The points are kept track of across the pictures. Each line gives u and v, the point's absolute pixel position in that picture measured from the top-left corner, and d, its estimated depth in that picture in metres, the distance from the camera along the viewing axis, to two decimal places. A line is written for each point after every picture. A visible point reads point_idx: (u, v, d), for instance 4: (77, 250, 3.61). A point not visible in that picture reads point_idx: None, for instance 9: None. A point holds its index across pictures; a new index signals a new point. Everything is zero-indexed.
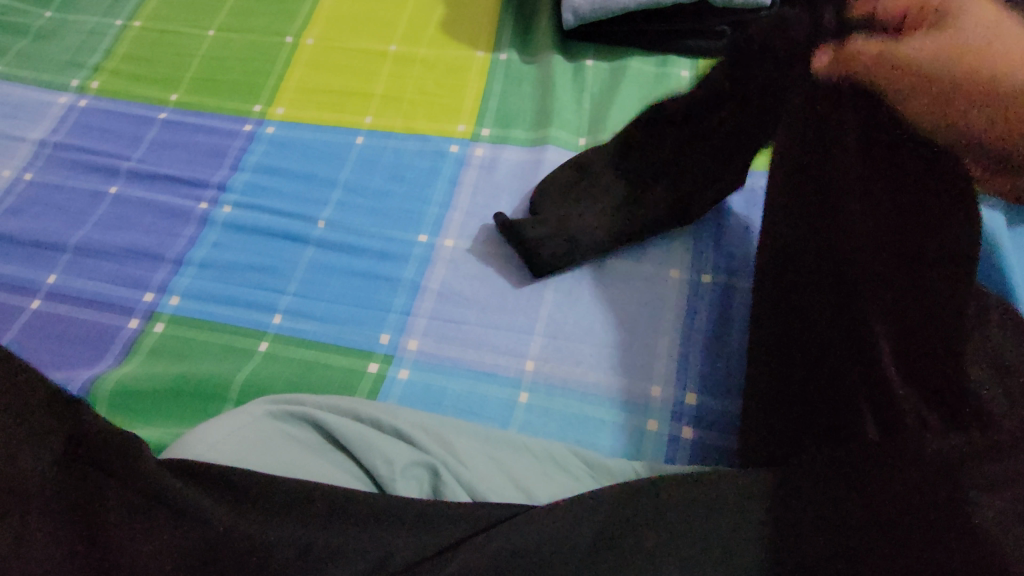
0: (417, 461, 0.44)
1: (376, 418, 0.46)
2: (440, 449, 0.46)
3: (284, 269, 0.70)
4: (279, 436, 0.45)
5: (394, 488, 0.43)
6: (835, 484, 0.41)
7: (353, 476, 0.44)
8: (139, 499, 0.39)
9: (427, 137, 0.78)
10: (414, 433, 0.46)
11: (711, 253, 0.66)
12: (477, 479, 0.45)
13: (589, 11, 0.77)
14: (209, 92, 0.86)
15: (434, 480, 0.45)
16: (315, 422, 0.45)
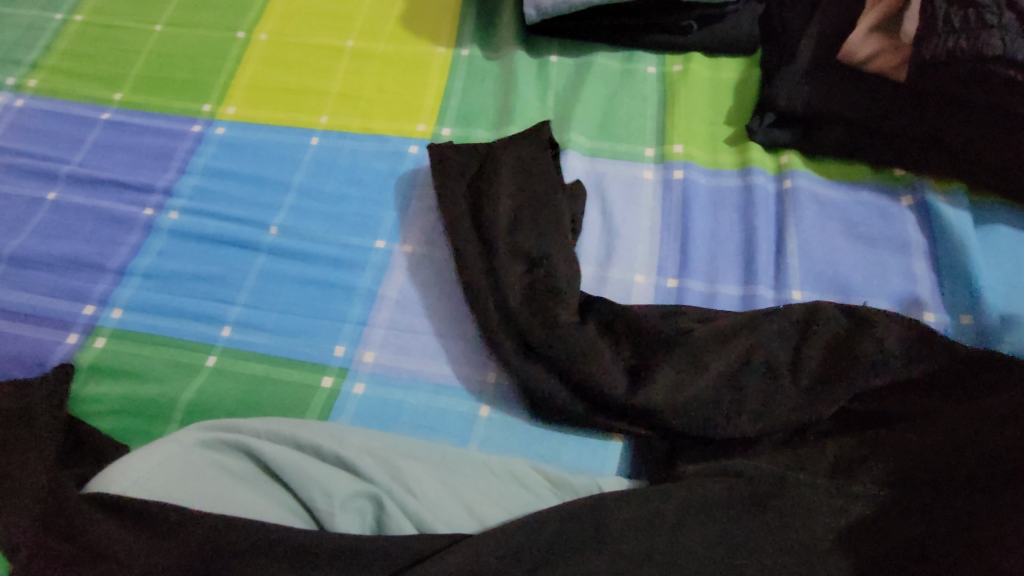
0: (359, 492, 0.42)
1: (318, 445, 0.43)
2: (385, 477, 0.43)
3: (233, 278, 0.67)
4: (211, 466, 0.42)
5: (333, 523, 0.40)
6: (772, 517, 0.44)
7: (290, 511, 0.41)
8: (76, 548, 0.38)
9: (385, 137, 0.75)
10: (357, 461, 0.43)
11: (677, 256, 0.64)
12: (426, 510, 0.42)
13: (551, 5, 0.74)
14: (156, 90, 0.81)
15: (378, 512, 0.42)
16: (249, 452, 0.42)
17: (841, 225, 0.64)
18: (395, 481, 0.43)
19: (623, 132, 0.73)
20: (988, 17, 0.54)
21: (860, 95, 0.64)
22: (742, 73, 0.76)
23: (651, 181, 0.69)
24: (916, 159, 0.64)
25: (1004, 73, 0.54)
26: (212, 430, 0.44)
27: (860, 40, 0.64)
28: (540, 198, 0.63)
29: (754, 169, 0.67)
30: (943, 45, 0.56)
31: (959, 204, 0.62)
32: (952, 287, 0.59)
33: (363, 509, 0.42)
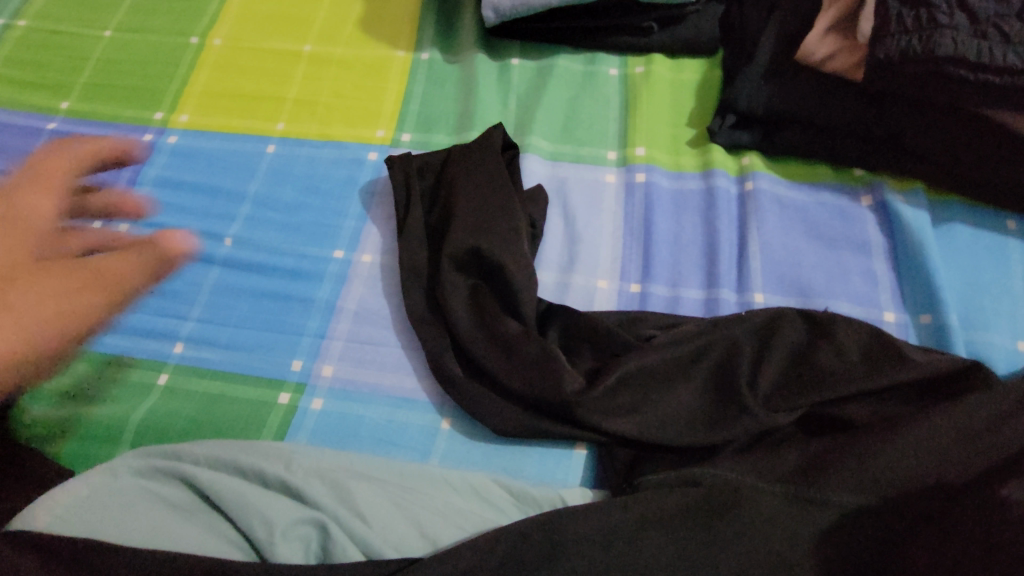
0: (302, 519, 0.41)
1: (261, 470, 0.43)
2: (331, 501, 0.43)
3: (186, 292, 0.65)
4: (143, 496, 0.41)
5: (274, 553, 0.40)
6: (734, 528, 0.43)
7: (230, 542, 0.40)
8: None
9: (344, 144, 0.73)
10: (303, 486, 0.43)
11: (640, 261, 0.63)
12: (373, 534, 0.42)
13: (509, 8, 0.73)
14: (106, 98, 0.79)
15: (323, 539, 0.42)
16: (186, 480, 0.42)
17: (802, 227, 0.63)
18: (343, 505, 0.43)
19: (586, 135, 0.72)
20: (939, 16, 0.54)
21: (818, 96, 0.64)
22: (704, 74, 0.75)
23: (614, 185, 0.68)
24: (873, 159, 0.64)
25: (957, 73, 0.54)
26: (148, 458, 0.43)
27: (816, 41, 0.64)
28: (494, 207, 0.61)
29: (716, 172, 0.67)
30: (897, 45, 0.55)
31: (917, 203, 0.63)
32: (912, 286, 0.59)
33: (308, 537, 0.42)
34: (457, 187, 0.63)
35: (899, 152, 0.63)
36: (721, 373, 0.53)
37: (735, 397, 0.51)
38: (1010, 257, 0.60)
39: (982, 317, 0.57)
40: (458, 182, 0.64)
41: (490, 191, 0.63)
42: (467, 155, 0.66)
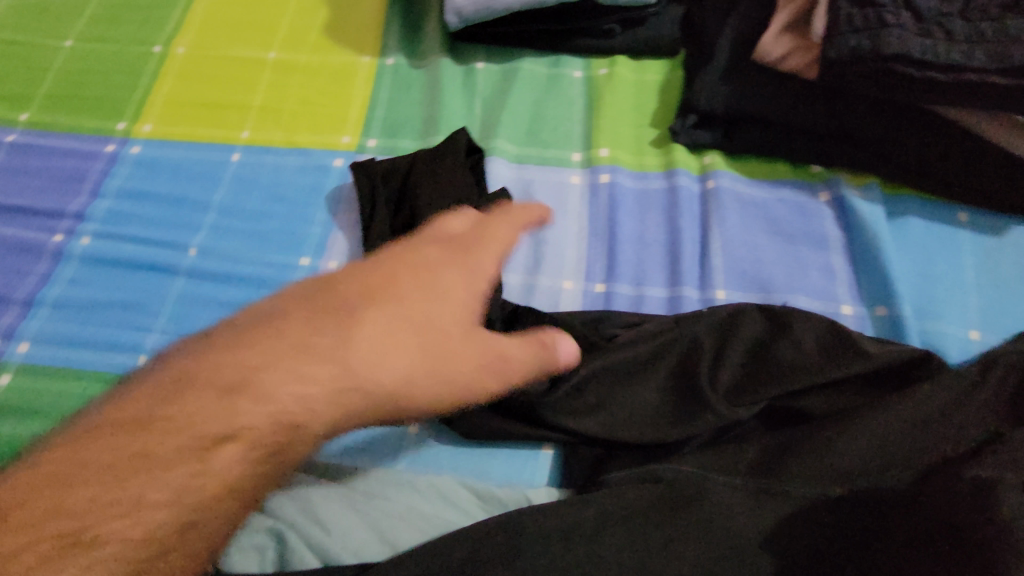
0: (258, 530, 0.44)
1: None
2: (294, 513, 0.45)
3: (150, 304, 0.64)
4: None
5: (231, 563, 0.43)
6: (695, 519, 0.43)
7: None
8: None
9: (309, 151, 0.73)
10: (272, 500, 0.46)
11: (605, 261, 0.64)
12: (331, 540, 0.44)
13: (472, 12, 0.74)
14: (66, 109, 0.78)
15: (280, 548, 0.44)
16: None
17: (763, 224, 0.65)
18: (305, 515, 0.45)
19: (550, 137, 0.73)
20: (886, 16, 0.55)
21: (775, 95, 0.66)
22: (666, 75, 0.76)
23: (578, 186, 0.69)
24: (830, 156, 0.66)
25: (904, 71, 0.55)
26: None
27: (771, 41, 0.65)
28: (454, 208, 0.62)
29: (678, 171, 0.68)
30: (847, 44, 0.56)
31: (872, 198, 0.64)
32: (868, 279, 0.60)
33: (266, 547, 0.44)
34: (419, 189, 0.63)
35: (854, 148, 0.65)
36: (681, 370, 0.54)
37: (695, 393, 0.52)
38: (961, 249, 0.61)
39: (935, 308, 0.58)
40: (419, 184, 0.64)
41: (453, 192, 0.63)
42: (430, 157, 0.66)
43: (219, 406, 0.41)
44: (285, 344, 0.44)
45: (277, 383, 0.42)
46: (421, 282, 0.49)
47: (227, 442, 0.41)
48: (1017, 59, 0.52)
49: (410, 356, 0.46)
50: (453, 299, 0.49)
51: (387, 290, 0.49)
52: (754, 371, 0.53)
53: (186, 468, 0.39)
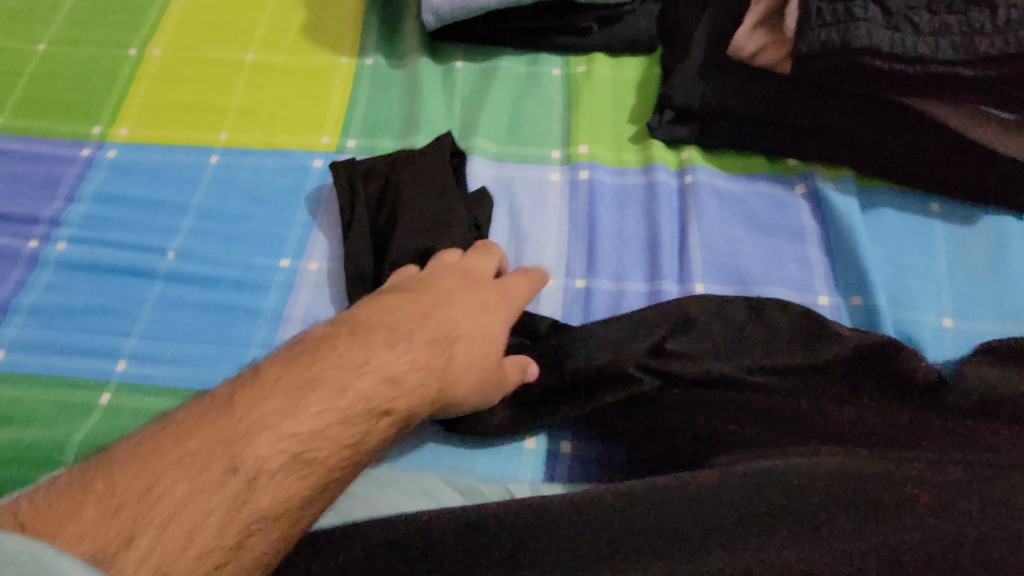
0: None
1: None
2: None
3: (128, 309, 0.63)
4: None
5: None
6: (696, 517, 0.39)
7: None
8: None
9: (288, 152, 0.73)
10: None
11: (584, 257, 0.64)
12: None
13: (449, 11, 0.74)
14: (40, 113, 0.77)
15: None
16: None
17: (740, 218, 0.65)
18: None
19: (530, 135, 0.73)
20: (855, 10, 0.56)
21: (749, 89, 0.66)
22: (644, 72, 0.77)
23: (558, 183, 0.69)
24: (804, 149, 0.67)
25: (873, 64, 0.56)
26: None
27: (746, 36, 0.65)
28: (439, 207, 0.62)
29: (656, 166, 0.68)
30: (818, 38, 0.57)
31: (846, 190, 0.65)
32: (844, 270, 0.61)
33: None
34: (404, 185, 0.63)
35: (827, 141, 0.66)
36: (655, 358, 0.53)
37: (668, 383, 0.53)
38: (935, 240, 0.62)
39: (909, 296, 0.59)
40: (404, 180, 0.64)
41: (438, 191, 0.63)
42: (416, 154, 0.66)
43: (322, 396, 0.41)
44: (344, 367, 0.43)
45: (365, 373, 0.43)
46: (448, 315, 0.49)
47: (385, 418, 0.42)
48: (981, 50, 0.53)
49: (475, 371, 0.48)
50: (485, 327, 0.50)
51: (417, 323, 0.48)
52: (734, 355, 0.53)
53: (234, 497, 0.36)
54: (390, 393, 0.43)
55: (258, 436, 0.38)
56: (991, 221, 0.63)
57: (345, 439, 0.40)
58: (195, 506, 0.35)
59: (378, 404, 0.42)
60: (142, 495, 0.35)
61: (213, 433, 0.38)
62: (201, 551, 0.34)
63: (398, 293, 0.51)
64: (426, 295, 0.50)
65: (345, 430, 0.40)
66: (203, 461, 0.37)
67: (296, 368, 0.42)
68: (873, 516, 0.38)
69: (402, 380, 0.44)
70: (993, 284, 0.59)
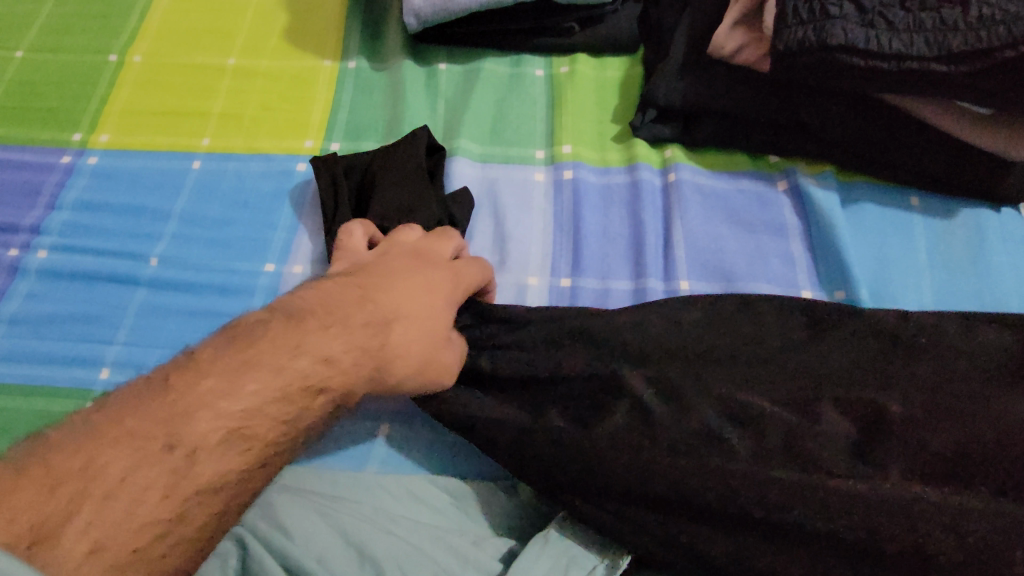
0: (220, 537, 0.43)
1: None
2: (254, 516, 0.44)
3: (111, 316, 0.63)
4: None
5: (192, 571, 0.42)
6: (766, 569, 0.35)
7: None
8: None
9: (271, 156, 0.73)
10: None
11: (570, 256, 0.65)
12: (295, 547, 0.42)
13: (431, 13, 0.74)
14: (19, 121, 0.76)
15: (241, 557, 0.42)
16: None
17: (723, 215, 0.66)
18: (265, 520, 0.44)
19: (514, 136, 0.73)
20: (830, 8, 0.57)
21: (729, 88, 0.67)
22: (626, 72, 0.77)
23: (542, 183, 0.69)
24: (784, 146, 0.67)
25: (850, 61, 0.57)
26: None
27: (725, 35, 0.66)
28: (409, 199, 0.62)
29: (639, 165, 0.69)
30: (794, 36, 0.58)
31: (827, 185, 0.66)
32: (826, 265, 0.62)
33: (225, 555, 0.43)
34: (378, 174, 0.64)
35: (806, 139, 0.67)
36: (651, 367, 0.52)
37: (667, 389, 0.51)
38: (914, 233, 0.63)
39: (891, 290, 0.60)
40: (379, 170, 0.64)
41: (411, 185, 0.63)
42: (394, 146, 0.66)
43: (258, 374, 0.42)
44: (280, 348, 0.44)
45: (300, 357, 0.44)
46: (384, 298, 0.50)
47: (320, 396, 0.44)
48: (955, 46, 0.54)
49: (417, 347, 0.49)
50: (423, 307, 0.51)
51: (351, 306, 0.48)
52: (711, 341, 0.53)
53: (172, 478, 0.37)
54: (327, 372, 0.45)
55: (198, 417, 0.40)
56: (970, 213, 0.64)
57: (280, 414, 0.42)
58: (138, 478, 0.37)
59: (315, 382, 0.44)
60: (78, 472, 0.36)
61: (154, 412, 0.39)
62: (139, 525, 0.36)
63: (345, 275, 0.52)
64: (368, 278, 0.51)
65: (280, 406, 0.42)
66: (142, 436, 0.38)
67: (233, 350, 0.43)
68: (896, 507, 0.41)
69: (336, 360, 0.45)
70: (972, 274, 0.60)
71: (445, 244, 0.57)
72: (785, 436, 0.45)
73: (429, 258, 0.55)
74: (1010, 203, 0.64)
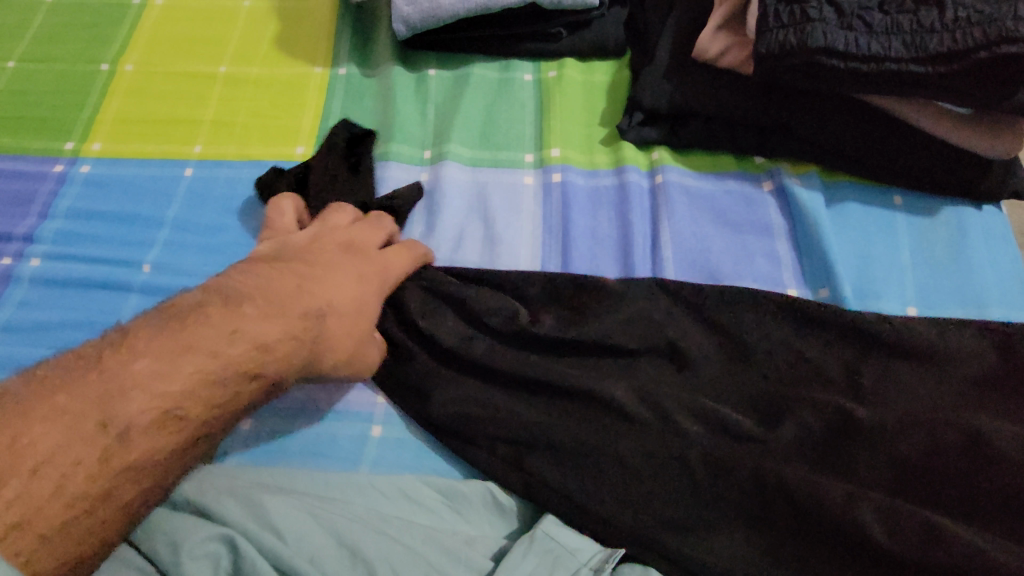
0: (210, 536, 0.43)
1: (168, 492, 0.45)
2: (244, 517, 0.44)
3: (104, 324, 0.63)
4: None
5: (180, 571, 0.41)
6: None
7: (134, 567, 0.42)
8: None
9: (263, 162, 0.73)
10: (212, 507, 0.44)
11: (559, 257, 0.65)
12: (287, 547, 0.43)
13: (420, 20, 0.75)
14: (11, 130, 0.76)
15: (233, 555, 0.43)
16: None
17: (710, 215, 0.67)
18: (258, 522, 0.44)
19: (504, 140, 0.74)
20: (810, 11, 0.58)
21: (714, 90, 0.68)
22: (614, 75, 0.78)
23: (532, 186, 0.70)
24: (769, 147, 0.68)
25: (831, 64, 0.58)
26: None
27: (708, 39, 0.67)
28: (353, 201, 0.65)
29: (627, 168, 0.70)
30: (776, 39, 0.59)
31: (811, 185, 0.67)
32: (812, 263, 0.63)
33: (215, 554, 0.42)
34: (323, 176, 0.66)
35: (791, 140, 0.68)
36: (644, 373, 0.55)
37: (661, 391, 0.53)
38: (898, 230, 0.64)
39: (875, 287, 0.61)
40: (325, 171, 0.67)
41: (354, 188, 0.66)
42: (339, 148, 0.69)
43: (194, 358, 0.45)
44: (217, 334, 0.46)
45: (236, 342, 0.47)
46: (318, 290, 0.52)
47: (253, 380, 0.47)
48: (932, 48, 0.55)
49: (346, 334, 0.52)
50: (352, 296, 0.54)
51: (287, 294, 0.51)
52: (700, 345, 0.56)
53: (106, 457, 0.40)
54: (261, 357, 0.47)
55: (130, 400, 0.42)
56: (952, 212, 0.65)
57: (215, 398, 0.45)
58: (65, 457, 0.39)
59: (248, 367, 0.46)
60: (4, 449, 0.38)
61: (88, 390, 0.41)
62: (67, 500, 0.38)
63: (277, 262, 0.54)
64: (302, 267, 0.54)
65: (213, 389, 0.45)
66: (74, 415, 0.40)
67: (169, 333, 0.45)
68: (847, 512, 0.45)
69: (271, 347, 0.48)
70: (954, 271, 0.61)
71: (376, 234, 0.60)
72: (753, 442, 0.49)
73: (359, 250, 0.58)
74: (990, 201, 0.66)
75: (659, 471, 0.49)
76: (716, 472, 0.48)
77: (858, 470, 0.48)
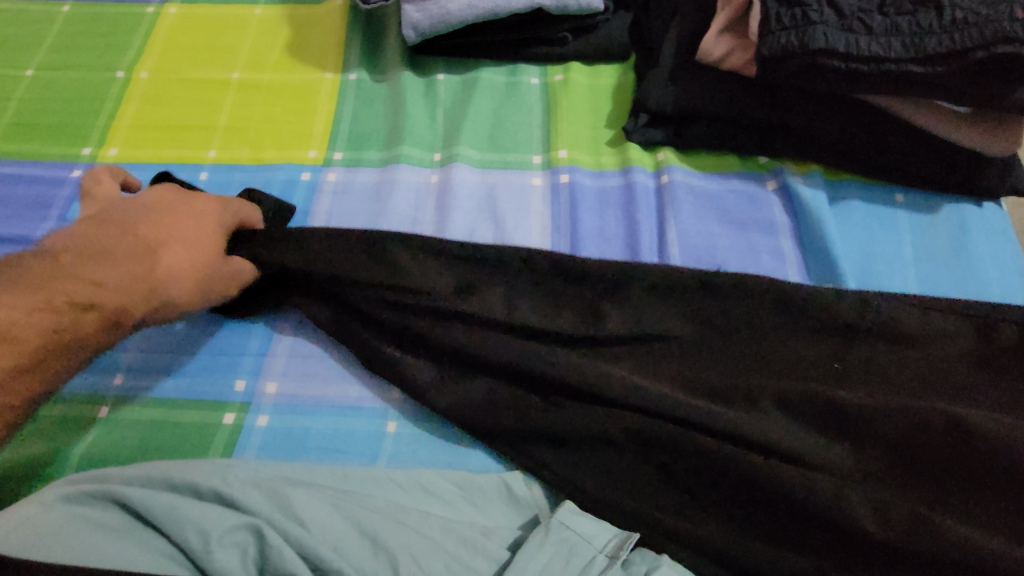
0: (237, 525, 0.44)
1: (193, 483, 0.46)
2: (268, 508, 0.45)
3: None
4: (75, 519, 0.44)
5: (210, 560, 0.42)
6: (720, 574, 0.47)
7: (164, 555, 0.43)
8: None
9: (276, 166, 0.75)
10: (238, 498, 0.46)
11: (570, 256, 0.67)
12: (311, 535, 0.44)
13: (429, 26, 0.77)
14: (29, 136, 0.78)
15: (258, 544, 0.44)
16: (113, 498, 0.45)
17: (715, 213, 0.68)
18: (280, 512, 0.46)
19: (512, 142, 0.75)
20: (811, 14, 0.59)
21: (719, 92, 0.70)
22: (619, 78, 0.80)
23: (540, 187, 0.72)
24: (773, 146, 0.70)
25: (832, 64, 0.59)
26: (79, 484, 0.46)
27: (712, 41, 0.69)
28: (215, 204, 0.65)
29: (633, 168, 0.71)
30: (778, 41, 0.60)
31: (814, 184, 0.68)
32: (815, 259, 0.64)
33: (244, 543, 0.44)
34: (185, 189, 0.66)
35: (795, 139, 0.69)
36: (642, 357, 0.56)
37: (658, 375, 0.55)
38: (900, 227, 0.66)
39: (878, 283, 0.62)
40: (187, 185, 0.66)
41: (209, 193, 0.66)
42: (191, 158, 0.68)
43: (21, 296, 0.48)
44: (45, 274, 0.50)
45: (65, 280, 0.50)
46: (147, 229, 0.54)
47: (89, 310, 0.49)
48: (931, 48, 0.56)
49: (185, 261, 0.54)
50: (188, 231, 0.56)
51: (110, 237, 0.53)
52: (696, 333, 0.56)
53: None
54: (94, 291, 0.50)
55: None
56: (953, 208, 0.67)
57: (49, 324, 0.48)
58: None
59: (81, 299, 0.49)
60: None
61: None
62: None
63: (93, 217, 0.55)
64: (119, 215, 0.55)
65: (48, 317, 0.48)
66: None
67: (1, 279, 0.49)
68: (838, 500, 0.47)
69: (103, 281, 0.50)
70: (955, 266, 0.63)
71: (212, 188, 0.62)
72: (757, 429, 0.51)
73: (187, 196, 0.59)
74: (990, 198, 0.67)
75: (667, 460, 0.51)
76: (717, 460, 0.50)
77: (856, 456, 0.50)
